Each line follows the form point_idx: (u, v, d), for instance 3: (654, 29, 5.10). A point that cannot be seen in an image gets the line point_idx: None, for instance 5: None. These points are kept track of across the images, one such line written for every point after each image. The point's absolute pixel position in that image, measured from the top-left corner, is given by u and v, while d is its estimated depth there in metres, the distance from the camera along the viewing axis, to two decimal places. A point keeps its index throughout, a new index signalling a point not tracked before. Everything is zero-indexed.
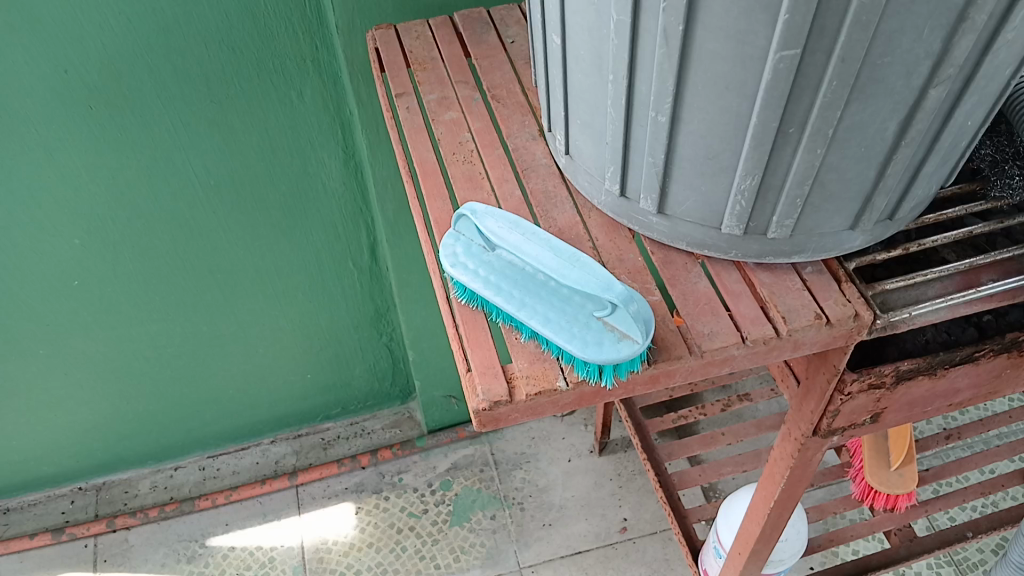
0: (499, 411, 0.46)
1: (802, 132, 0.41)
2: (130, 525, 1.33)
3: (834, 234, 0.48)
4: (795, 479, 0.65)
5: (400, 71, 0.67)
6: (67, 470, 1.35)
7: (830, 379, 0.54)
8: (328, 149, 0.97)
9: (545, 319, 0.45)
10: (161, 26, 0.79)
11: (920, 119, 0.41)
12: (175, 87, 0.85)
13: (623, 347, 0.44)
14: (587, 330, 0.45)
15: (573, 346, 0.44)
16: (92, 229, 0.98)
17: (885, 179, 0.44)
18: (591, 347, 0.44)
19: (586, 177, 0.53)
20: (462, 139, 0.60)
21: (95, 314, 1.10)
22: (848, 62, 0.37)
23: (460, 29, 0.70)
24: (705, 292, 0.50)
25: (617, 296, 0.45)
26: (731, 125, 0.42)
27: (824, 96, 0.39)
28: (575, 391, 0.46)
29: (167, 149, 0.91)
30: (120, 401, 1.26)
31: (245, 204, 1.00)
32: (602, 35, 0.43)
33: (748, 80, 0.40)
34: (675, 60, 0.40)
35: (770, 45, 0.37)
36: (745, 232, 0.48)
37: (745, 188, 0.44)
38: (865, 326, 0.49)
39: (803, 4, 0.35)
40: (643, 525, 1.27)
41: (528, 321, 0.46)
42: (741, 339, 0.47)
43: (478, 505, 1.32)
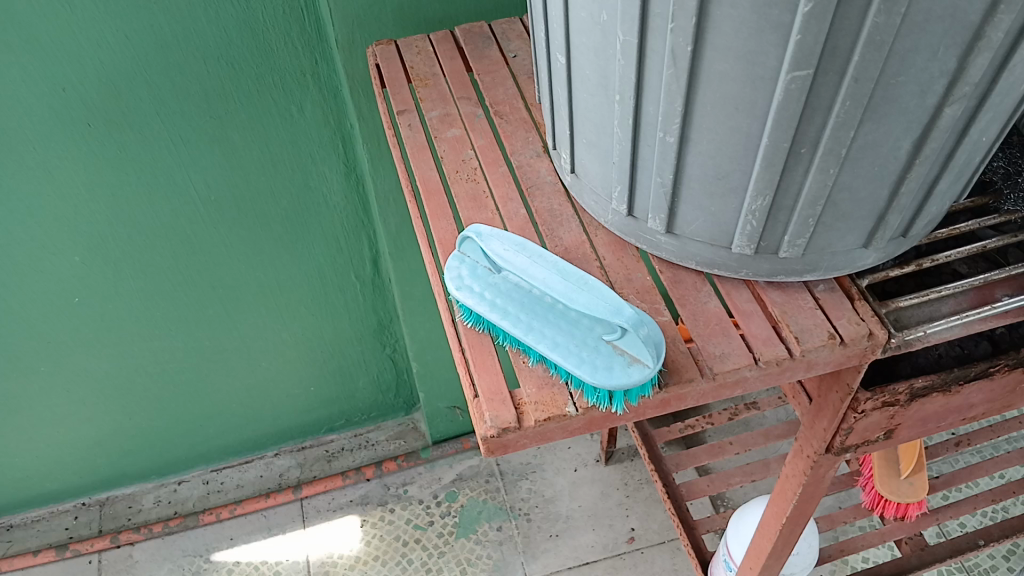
0: (508, 438, 0.45)
1: (815, 152, 0.40)
2: (134, 541, 1.33)
3: (847, 253, 0.47)
4: (807, 496, 0.65)
5: (402, 87, 0.66)
6: (70, 485, 1.34)
7: (843, 398, 0.54)
8: (328, 162, 0.96)
9: (552, 343, 0.45)
10: (159, 43, 0.79)
11: (935, 137, 0.40)
12: (174, 103, 0.84)
13: (633, 372, 0.43)
14: (596, 354, 0.44)
15: (582, 371, 0.43)
16: (93, 246, 0.97)
17: (899, 197, 0.43)
18: (600, 372, 0.43)
19: (592, 196, 0.52)
20: (465, 156, 0.59)
21: (97, 330, 1.09)
22: (862, 82, 0.36)
23: (462, 44, 0.69)
24: (716, 311, 0.49)
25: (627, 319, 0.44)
26: (742, 146, 0.41)
27: (838, 116, 0.38)
28: (585, 417, 0.46)
29: (167, 165, 0.90)
30: (123, 417, 1.25)
31: (246, 218, 1.00)
32: (608, 55, 0.42)
33: (759, 100, 0.39)
34: (683, 81, 0.39)
35: (781, 65, 0.37)
36: (756, 252, 0.47)
37: (756, 208, 0.44)
38: (880, 345, 0.48)
39: (816, 25, 0.34)
40: (651, 535, 1.26)
41: (535, 346, 0.45)
42: (753, 361, 0.47)
43: (484, 517, 1.31)
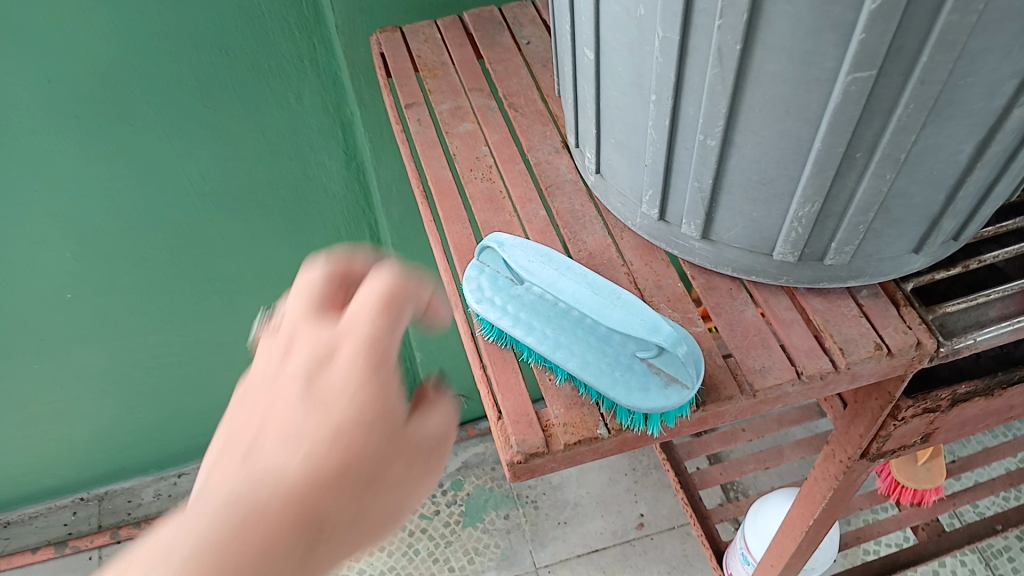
0: (535, 463, 0.42)
1: (870, 157, 0.37)
2: (135, 536, 1.31)
3: (895, 258, 0.44)
4: (836, 500, 0.62)
5: (409, 78, 0.62)
6: (68, 481, 1.32)
7: (882, 406, 0.51)
8: (328, 150, 0.92)
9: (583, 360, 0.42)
10: (149, 29, 0.74)
11: (1000, 139, 0.37)
12: (165, 92, 0.80)
13: (672, 394, 0.40)
14: (631, 374, 0.41)
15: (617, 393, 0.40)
16: (85, 240, 0.94)
17: (956, 202, 0.40)
18: (636, 394, 0.40)
19: (619, 197, 0.49)
20: (479, 153, 0.56)
21: (91, 325, 1.05)
22: (929, 84, 0.33)
23: (472, 30, 0.65)
24: (754, 321, 0.46)
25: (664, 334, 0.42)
26: (791, 150, 0.38)
27: (899, 120, 0.35)
28: (618, 439, 0.43)
29: (160, 158, 0.86)
30: (121, 411, 1.22)
31: (243, 208, 0.96)
32: (643, 52, 0.38)
33: (812, 103, 0.35)
34: (728, 81, 0.36)
35: (840, 66, 0.33)
36: (799, 259, 0.44)
37: (802, 215, 0.40)
38: (928, 354, 0.45)
39: (883, 25, 0.31)
40: (661, 521, 1.25)
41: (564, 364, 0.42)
42: (796, 375, 0.44)
43: (491, 505, 1.29)
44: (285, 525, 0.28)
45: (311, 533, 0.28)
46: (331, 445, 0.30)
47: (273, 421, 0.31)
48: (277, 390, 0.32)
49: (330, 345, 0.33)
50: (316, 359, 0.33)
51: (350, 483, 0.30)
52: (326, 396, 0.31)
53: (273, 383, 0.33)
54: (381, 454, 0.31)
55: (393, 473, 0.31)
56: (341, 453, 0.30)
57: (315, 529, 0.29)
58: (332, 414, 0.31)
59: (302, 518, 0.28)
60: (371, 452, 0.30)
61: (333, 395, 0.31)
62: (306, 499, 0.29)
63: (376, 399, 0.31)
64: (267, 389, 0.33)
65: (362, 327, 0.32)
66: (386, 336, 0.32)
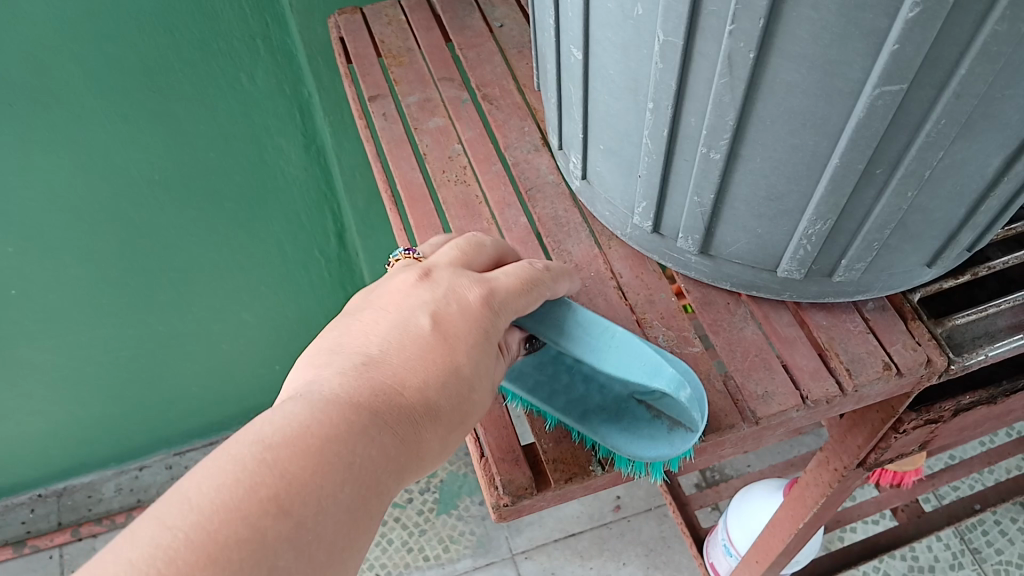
0: (523, 504, 0.39)
1: (891, 173, 0.34)
2: (96, 533, 1.26)
3: (906, 272, 0.41)
4: (828, 505, 0.60)
5: (371, 66, 0.57)
6: (22, 479, 1.26)
7: (884, 419, 0.48)
8: (286, 134, 0.86)
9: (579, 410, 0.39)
10: (85, 9, 0.68)
11: None
12: (106, 76, 0.74)
13: (677, 438, 0.38)
14: (632, 419, 0.39)
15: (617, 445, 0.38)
16: (26, 237, 0.86)
17: (976, 216, 0.37)
18: (638, 442, 0.38)
19: (608, 206, 0.45)
20: (452, 152, 0.51)
21: (39, 323, 0.99)
22: (964, 98, 0.30)
23: (439, 10, 0.60)
24: (754, 340, 0.43)
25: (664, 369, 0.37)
26: (805, 165, 0.34)
27: (927, 135, 0.31)
28: (611, 475, 0.40)
29: (104, 147, 0.80)
30: (75, 408, 1.16)
31: (197, 198, 0.90)
32: (640, 56, 0.34)
33: (833, 117, 0.32)
34: (738, 92, 0.32)
35: (867, 78, 0.29)
36: (805, 275, 0.41)
37: (813, 233, 0.37)
38: (938, 372, 0.42)
39: (921, 35, 0.27)
40: (637, 503, 1.24)
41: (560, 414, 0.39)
42: (801, 400, 0.41)
43: (465, 491, 1.26)
44: (399, 432, 0.30)
45: (412, 450, 0.30)
46: (444, 376, 0.32)
47: (386, 340, 0.33)
48: (387, 315, 0.34)
49: (458, 286, 0.35)
50: (435, 296, 0.35)
51: (451, 420, 0.32)
52: (442, 327, 0.33)
53: (380, 308, 0.34)
54: (476, 402, 0.33)
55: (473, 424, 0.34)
56: (452, 386, 0.32)
57: (415, 449, 0.30)
58: (449, 348, 0.33)
59: (407, 435, 0.30)
60: (468, 399, 0.33)
61: (452, 328, 0.33)
62: (413, 420, 0.31)
63: (486, 351, 0.34)
64: (375, 313, 0.34)
65: (493, 281, 0.36)
66: (513, 300, 0.36)
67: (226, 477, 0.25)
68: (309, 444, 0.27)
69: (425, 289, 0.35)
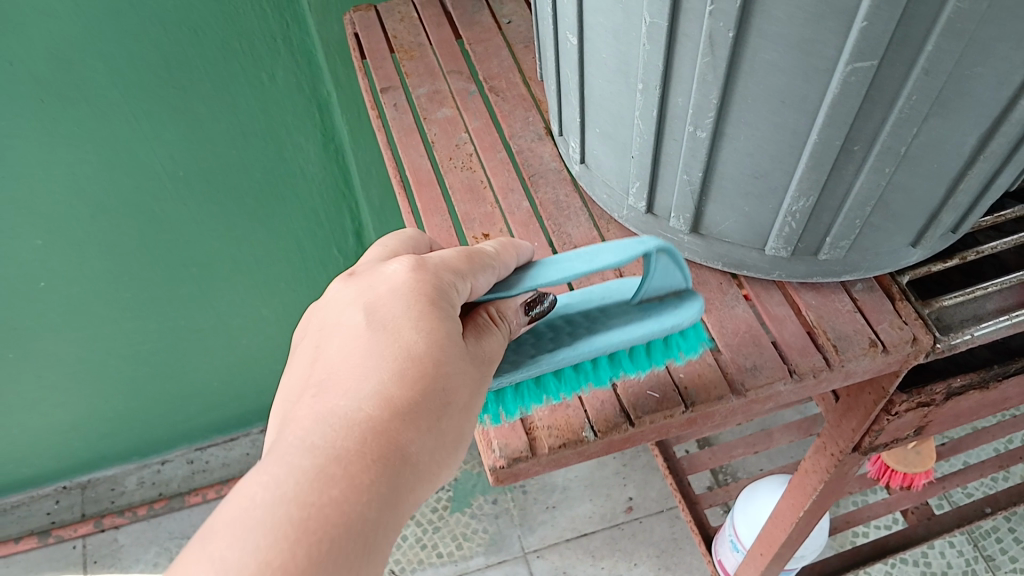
0: (519, 467, 0.41)
1: (869, 150, 0.35)
2: (118, 524, 1.30)
3: (892, 253, 0.42)
4: (828, 492, 0.61)
5: (384, 60, 0.60)
6: (49, 470, 1.30)
7: (876, 401, 0.49)
8: (304, 132, 0.89)
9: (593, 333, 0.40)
10: (111, 7, 0.71)
11: (1005, 131, 0.35)
12: (132, 73, 0.77)
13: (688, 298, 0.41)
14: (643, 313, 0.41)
15: (660, 327, 0.40)
16: (54, 228, 0.90)
17: (957, 196, 0.39)
18: (666, 315, 0.40)
19: (605, 189, 0.46)
20: (458, 140, 0.54)
21: (65, 315, 1.02)
22: (934, 74, 0.31)
23: (449, 7, 0.63)
24: (745, 318, 0.45)
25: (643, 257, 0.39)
26: (786, 143, 0.36)
27: (901, 111, 0.33)
28: (604, 441, 0.42)
29: (128, 141, 0.83)
30: (99, 400, 1.20)
31: (217, 193, 0.93)
32: (630, 39, 0.36)
33: (810, 95, 0.33)
34: (720, 71, 0.34)
35: (840, 56, 0.31)
36: (792, 254, 0.42)
37: (797, 210, 0.39)
38: (924, 351, 0.44)
39: (887, 13, 0.29)
40: (650, 504, 1.24)
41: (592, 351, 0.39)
42: (788, 373, 0.42)
43: (479, 490, 1.28)
44: (373, 449, 0.29)
45: (399, 460, 0.29)
46: (400, 380, 0.31)
47: (330, 375, 0.32)
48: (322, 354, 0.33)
49: (383, 291, 0.35)
50: (364, 313, 0.34)
51: (427, 415, 0.31)
52: (381, 341, 0.33)
53: (317, 350, 0.34)
54: (449, 386, 0.33)
55: (460, 414, 0.33)
56: (414, 386, 0.31)
57: (403, 457, 0.30)
58: (395, 355, 0.32)
59: (385, 448, 0.29)
60: (440, 388, 0.32)
61: (391, 339, 0.33)
62: (385, 432, 0.30)
63: (438, 338, 0.33)
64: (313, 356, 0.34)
65: (419, 264, 0.36)
66: (442, 276, 0.36)
67: (203, 557, 0.25)
68: (266, 514, 0.26)
69: (352, 313, 0.34)
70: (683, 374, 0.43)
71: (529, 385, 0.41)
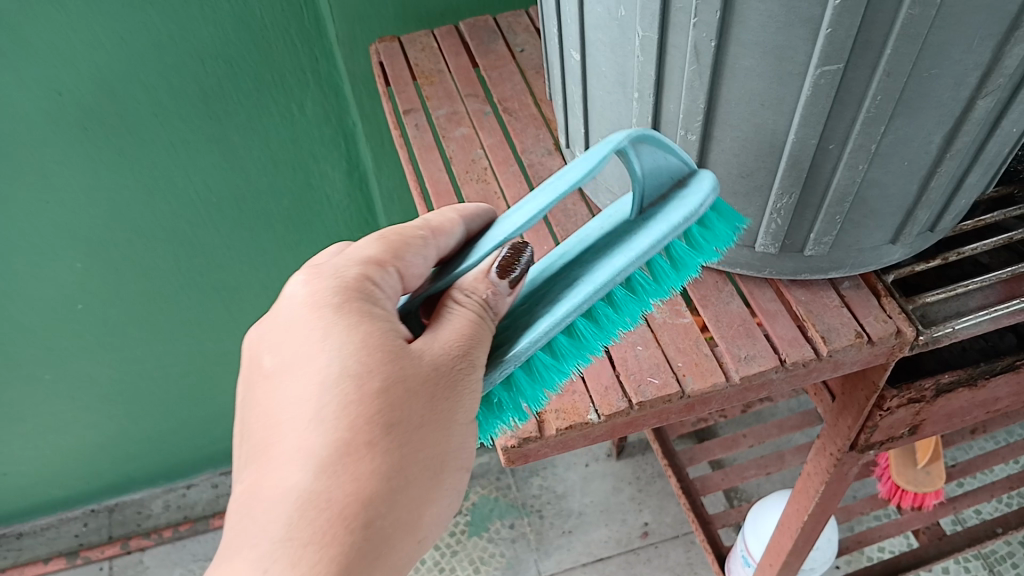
0: (529, 447, 0.45)
1: (843, 148, 0.39)
2: (144, 546, 1.33)
3: (874, 250, 0.46)
4: (830, 493, 0.63)
5: (406, 85, 0.65)
6: (78, 492, 1.34)
7: (868, 397, 0.52)
8: (331, 161, 0.94)
9: (609, 257, 0.39)
10: (153, 41, 0.76)
11: (967, 130, 0.38)
12: (171, 104, 0.82)
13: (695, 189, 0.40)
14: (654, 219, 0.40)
15: (676, 219, 0.39)
16: (93, 251, 0.94)
17: (929, 193, 0.42)
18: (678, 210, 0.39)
19: (609, 195, 0.50)
20: (474, 155, 0.58)
21: (100, 337, 1.06)
22: (894, 76, 0.35)
23: (467, 39, 0.68)
24: (739, 312, 0.48)
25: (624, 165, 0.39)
26: (768, 143, 0.40)
27: (868, 111, 0.36)
28: (608, 423, 0.45)
29: (166, 168, 0.88)
30: (129, 422, 1.24)
31: (247, 218, 0.97)
32: (626, 52, 0.40)
33: (786, 98, 0.37)
34: (706, 77, 0.38)
35: (810, 60, 0.35)
36: (780, 250, 0.46)
37: (781, 206, 0.42)
38: (908, 342, 0.46)
39: (848, 19, 0.32)
40: (665, 529, 1.25)
41: (619, 273, 0.38)
42: (780, 363, 0.46)
43: (495, 514, 1.30)
44: (320, 496, 0.33)
45: (353, 495, 0.33)
46: (321, 426, 0.35)
47: (268, 429, 0.36)
48: (259, 404, 0.37)
49: (288, 329, 0.38)
50: (278, 360, 0.37)
51: (364, 440, 0.34)
52: (298, 385, 0.36)
53: (260, 396, 0.38)
54: (386, 398, 0.35)
55: (423, 413, 0.36)
56: (341, 421, 0.34)
57: (357, 489, 0.33)
58: (313, 399, 0.35)
59: (331, 490, 0.33)
60: (376, 408, 0.35)
61: (309, 382, 0.36)
62: (321, 473, 0.33)
63: (357, 361, 0.36)
64: (252, 407, 0.38)
65: (329, 288, 0.39)
66: (338, 293, 0.38)
67: None
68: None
69: (271, 360, 0.38)
70: (682, 363, 0.46)
71: (564, 342, 0.40)
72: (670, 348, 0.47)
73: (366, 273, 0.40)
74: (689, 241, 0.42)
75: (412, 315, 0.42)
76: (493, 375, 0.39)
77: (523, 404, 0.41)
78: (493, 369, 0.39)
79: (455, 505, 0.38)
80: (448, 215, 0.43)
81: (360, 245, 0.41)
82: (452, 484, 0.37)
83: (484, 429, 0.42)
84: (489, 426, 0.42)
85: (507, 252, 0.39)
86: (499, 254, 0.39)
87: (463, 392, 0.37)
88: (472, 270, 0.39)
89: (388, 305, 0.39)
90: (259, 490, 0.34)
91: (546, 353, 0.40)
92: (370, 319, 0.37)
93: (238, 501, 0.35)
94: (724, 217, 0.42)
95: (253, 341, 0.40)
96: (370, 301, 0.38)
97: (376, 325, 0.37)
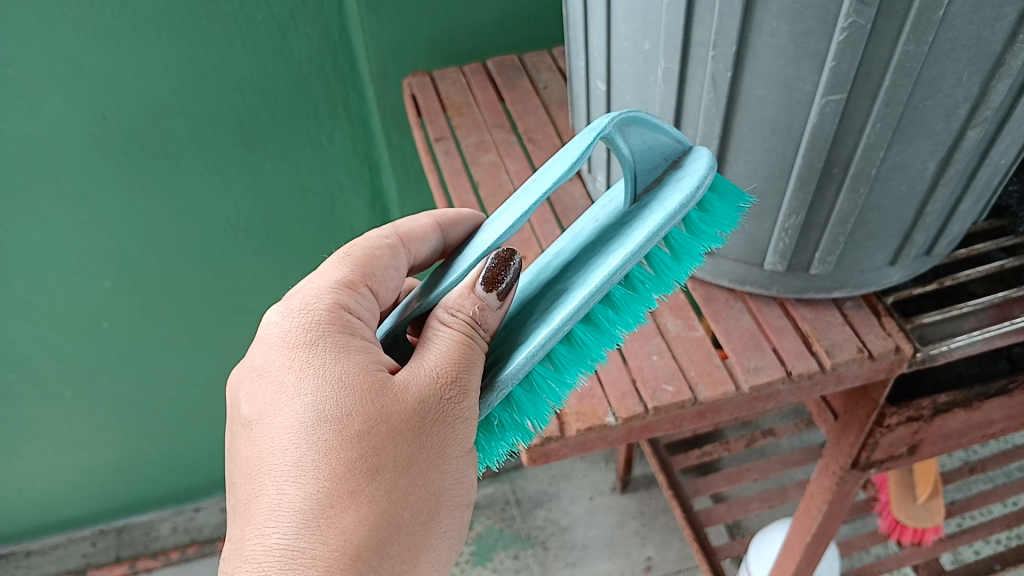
0: (550, 447, 0.47)
1: (846, 172, 0.43)
2: (151, 567, 1.35)
3: (874, 270, 0.50)
4: (831, 513, 0.66)
5: (437, 116, 0.70)
6: (89, 512, 1.35)
7: (869, 414, 0.55)
8: (356, 191, 0.97)
9: (607, 256, 0.38)
10: (197, 73, 0.79)
11: (958, 158, 0.42)
12: (210, 131, 0.85)
13: (695, 166, 0.40)
14: (656, 202, 0.39)
15: (673, 206, 0.37)
16: (123, 272, 0.97)
17: (925, 216, 0.46)
18: (677, 191, 0.39)
19: None
20: (500, 179, 0.62)
21: (123, 356, 1.08)
22: (892, 106, 0.38)
23: (494, 76, 0.73)
24: (748, 327, 0.52)
25: (614, 152, 0.40)
26: (777, 166, 0.44)
27: (868, 138, 0.40)
28: (625, 427, 0.48)
29: (200, 194, 0.90)
30: (143, 443, 1.25)
31: (274, 245, 1.00)
32: (649, 82, 0.45)
33: (794, 124, 0.41)
34: (722, 105, 0.42)
35: (816, 90, 0.39)
36: (788, 268, 0.50)
37: (789, 227, 0.46)
38: (906, 359, 0.49)
39: (851, 54, 0.36)
40: (668, 564, 1.26)
41: (615, 273, 0.36)
42: (786, 374, 0.49)
43: (500, 545, 1.31)
44: (303, 553, 0.34)
45: (339, 547, 0.34)
46: (301, 477, 0.35)
47: (248, 483, 0.37)
48: (239, 452, 0.39)
49: (264, 373, 0.39)
50: (257, 408, 0.39)
51: (348, 488, 0.35)
52: (277, 434, 0.37)
53: (241, 443, 0.39)
54: (368, 440, 0.36)
55: (412, 455, 0.37)
56: (321, 470, 0.35)
57: (343, 540, 0.34)
58: (292, 449, 0.36)
59: (314, 545, 0.34)
60: (359, 452, 0.36)
61: (286, 429, 0.37)
62: (311, 521, 0.35)
63: (337, 405, 0.37)
64: (235, 453, 0.39)
65: (303, 327, 0.40)
66: (312, 332, 0.40)
67: None
68: None
69: (249, 409, 0.39)
70: (695, 372, 0.50)
71: (563, 351, 0.40)
72: (683, 358, 0.51)
73: (339, 301, 0.41)
74: (691, 230, 0.42)
75: (400, 335, 0.43)
76: (489, 398, 0.38)
77: (526, 423, 0.41)
78: (488, 392, 0.38)
79: (452, 546, 0.39)
80: (422, 222, 0.47)
81: (330, 270, 0.43)
82: (448, 522, 0.38)
83: (489, 452, 0.42)
84: (492, 449, 0.42)
85: (492, 262, 0.39)
86: (484, 265, 0.39)
87: (455, 421, 0.38)
88: (459, 285, 0.39)
89: (368, 331, 0.41)
90: (240, 550, 0.35)
91: (545, 365, 0.40)
92: (347, 354, 0.38)
93: (223, 560, 0.36)
94: (725, 198, 0.43)
95: (232, 389, 0.41)
96: (348, 333, 0.40)
97: (354, 360, 0.38)
